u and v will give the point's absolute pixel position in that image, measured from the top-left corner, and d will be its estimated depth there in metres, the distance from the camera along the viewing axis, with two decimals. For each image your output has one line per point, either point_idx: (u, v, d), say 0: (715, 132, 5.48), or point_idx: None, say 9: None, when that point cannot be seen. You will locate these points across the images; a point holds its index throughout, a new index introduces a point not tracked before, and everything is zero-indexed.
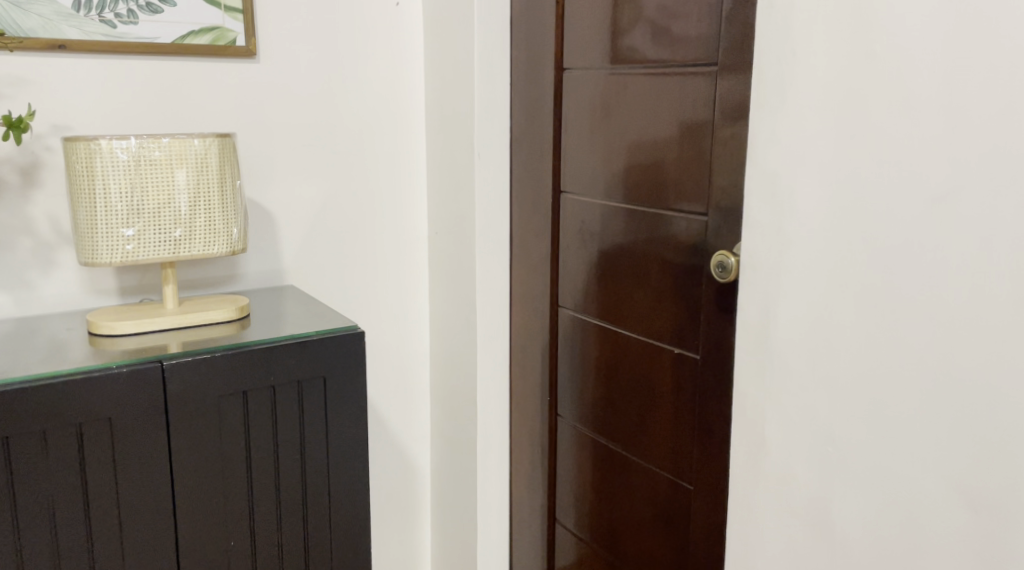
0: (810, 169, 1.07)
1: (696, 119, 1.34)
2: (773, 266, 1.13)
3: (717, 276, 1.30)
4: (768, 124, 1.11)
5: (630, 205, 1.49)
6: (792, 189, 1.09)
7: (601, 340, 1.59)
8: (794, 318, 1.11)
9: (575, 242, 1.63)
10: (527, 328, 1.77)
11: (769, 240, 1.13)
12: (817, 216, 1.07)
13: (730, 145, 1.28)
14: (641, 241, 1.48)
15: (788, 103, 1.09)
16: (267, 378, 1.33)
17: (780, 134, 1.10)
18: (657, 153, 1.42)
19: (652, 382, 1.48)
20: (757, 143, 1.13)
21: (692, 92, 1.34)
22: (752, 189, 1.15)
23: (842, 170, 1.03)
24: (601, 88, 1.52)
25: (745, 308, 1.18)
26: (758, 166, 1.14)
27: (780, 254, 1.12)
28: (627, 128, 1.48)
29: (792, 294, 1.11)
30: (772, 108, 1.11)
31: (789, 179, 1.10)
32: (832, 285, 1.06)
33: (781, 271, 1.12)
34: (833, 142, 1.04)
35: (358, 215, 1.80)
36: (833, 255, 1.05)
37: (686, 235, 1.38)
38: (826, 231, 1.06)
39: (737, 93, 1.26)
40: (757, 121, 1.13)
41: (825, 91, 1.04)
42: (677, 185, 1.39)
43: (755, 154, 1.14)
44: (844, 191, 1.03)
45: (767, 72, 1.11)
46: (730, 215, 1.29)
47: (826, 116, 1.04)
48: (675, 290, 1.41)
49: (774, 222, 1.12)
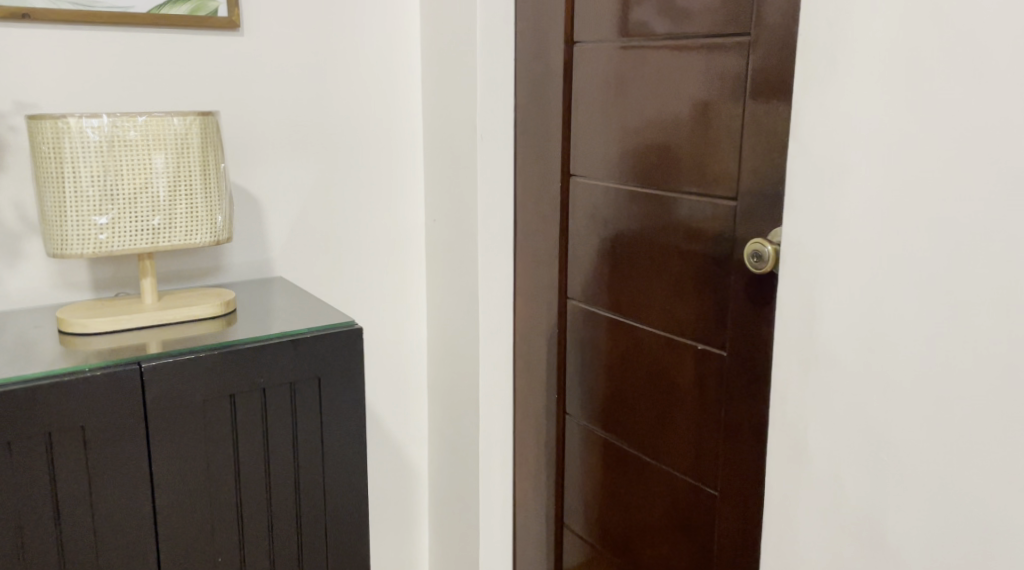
0: (864, 147, 0.96)
1: (724, 96, 1.23)
2: (821, 255, 1.03)
3: (757, 263, 1.14)
4: (816, 98, 1.01)
5: (647, 190, 1.39)
6: (843, 168, 0.99)
7: (613, 334, 1.49)
8: (843, 313, 1.01)
9: (586, 228, 1.52)
10: (532, 321, 1.66)
11: (816, 227, 1.03)
12: (872, 200, 0.96)
13: (763, 124, 1.17)
14: (659, 229, 1.37)
15: (838, 75, 0.98)
16: (257, 380, 1.22)
17: (830, 108, 0.99)
18: (678, 132, 1.31)
19: (671, 381, 1.38)
20: (802, 120, 1.03)
21: (719, 66, 1.23)
22: (795, 172, 1.04)
23: (903, 150, 0.92)
24: (615, 63, 1.41)
25: (785, 300, 1.08)
26: (802, 146, 1.03)
27: (827, 241, 1.02)
28: (644, 107, 1.37)
29: (840, 287, 1.01)
30: (820, 79, 1.00)
31: (838, 159, 0.99)
32: (889, 275, 0.95)
33: (829, 261, 1.02)
34: (892, 118, 0.93)
35: (351, 201, 1.68)
36: (891, 242, 0.95)
37: (710, 222, 1.28)
38: (884, 216, 0.95)
39: (771, 67, 1.15)
40: (801, 96, 1.03)
41: (883, 60, 0.93)
42: (701, 168, 1.28)
43: (798, 132, 1.03)
44: (905, 173, 0.92)
45: (814, 40, 1.00)
46: (762, 200, 1.19)
47: (884, 89, 0.93)
48: (698, 281, 1.31)
49: (820, 206, 1.02)
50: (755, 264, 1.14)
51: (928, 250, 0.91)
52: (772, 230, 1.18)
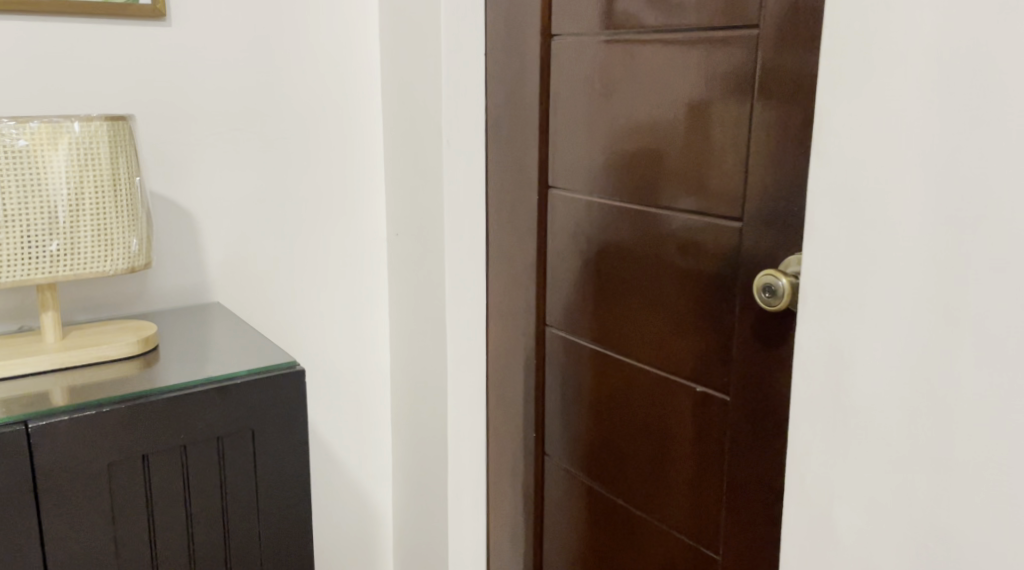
0: (908, 165, 0.78)
1: (727, 98, 1.05)
2: (851, 295, 0.84)
3: (770, 299, 0.95)
4: (845, 102, 0.83)
5: (636, 206, 1.20)
6: (880, 190, 0.80)
7: (598, 369, 1.30)
8: (880, 365, 0.83)
9: (568, 248, 1.33)
10: (507, 349, 1.47)
11: (845, 259, 0.84)
12: (918, 229, 0.78)
13: (776, 133, 0.99)
14: (650, 252, 1.19)
15: (874, 74, 0.80)
16: (175, 435, 1.03)
17: (864, 116, 0.81)
18: (674, 140, 1.13)
19: (667, 427, 1.20)
20: (828, 130, 0.84)
21: (722, 63, 1.05)
22: (818, 192, 0.86)
23: (960, 171, 0.74)
24: (600, 59, 1.22)
25: (804, 347, 0.89)
26: (828, 162, 0.85)
27: (860, 277, 0.83)
28: (632, 110, 1.18)
29: (875, 334, 0.83)
30: (851, 80, 0.82)
31: (874, 178, 0.81)
32: (938, 323, 0.77)
33: (861, 302, 0.83)
34: (946, 130, 0.75)
35: (302, 214, 1.49)
36: (944, 283, 0.76)
37: (711, 247, 1.10)
38: (934, 250, 0.77)
39: (785, 64, 0.97)
40: (824, 99, 0.84)
41: (934, 56, 0.75)
42: (700, 182, 1.10)
43: (821, 144, 0.85)
44: (963, 199, 0.74)
45: (843, 31, 0.82)
46: (776, 222, 1.01)
47: (934, 92, 0.75)
48: (697, 314, 1.13)
49: (850, 235, 0.83)
50: (769, 300, 0.95)
51: (993, 294, 0.73)
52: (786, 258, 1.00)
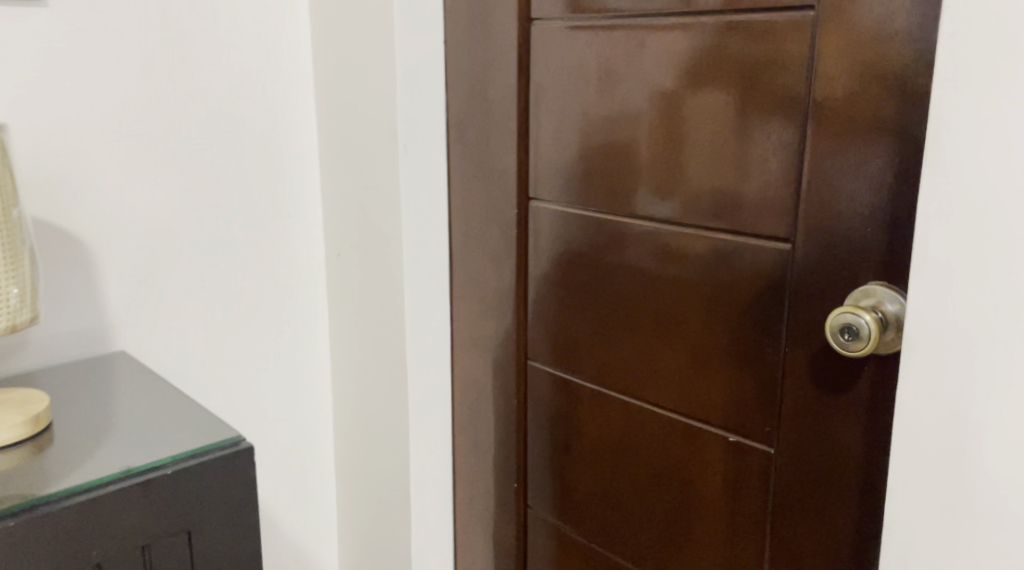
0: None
1: (774, 92, 0.87)
2: (983, 347, 0.66)
3: (854, 342, 0.79)
4: (974, 104, 0.64)
5: (644, 224, 1.01)
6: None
7: (598, 412, 1.10)
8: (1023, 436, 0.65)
9: (557, 271, 1.11)
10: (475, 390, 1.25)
11: (973, 301, 0.66)
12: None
13: (844, 138, 0.82)
14: (662, 275, 1.00)
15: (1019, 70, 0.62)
16: (84, 551, 0.77)
17: (1004, 122, 0.63)
18: (696, 146, 0.95)
19: (687, 480, 1.02)
20: (952, 138, 0.66)
21: (765, 54, 0.88)
22: (930, 215, 0.68)
23: None
24: (598, 45, 1.02)
25: (908, 407, 0.72)
26: (951, 177, 0.66)
27: (996, 326, 0.65)
28: (639, 110, 0.99)
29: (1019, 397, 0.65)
30: (986, 74, 0.64)
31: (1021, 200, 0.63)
32: None
33: (996, 356, 0.66)
34: None
35: (223, 234, 1.23)
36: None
37: (747, 272, 0.92)
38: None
39: (857, 53, 0.80)
40: (939, 100, 0.66)
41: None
42: (735, 195, 0.92)
43: (936, 155, 0.67)
44: None
45: (970, 12, 0.64)
46: (842, 243, 0.84)
47: None
48: (731, 351, 0.95)
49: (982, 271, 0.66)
50: (853, 342, 0.79)
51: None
52: (851, 294, 0.83)
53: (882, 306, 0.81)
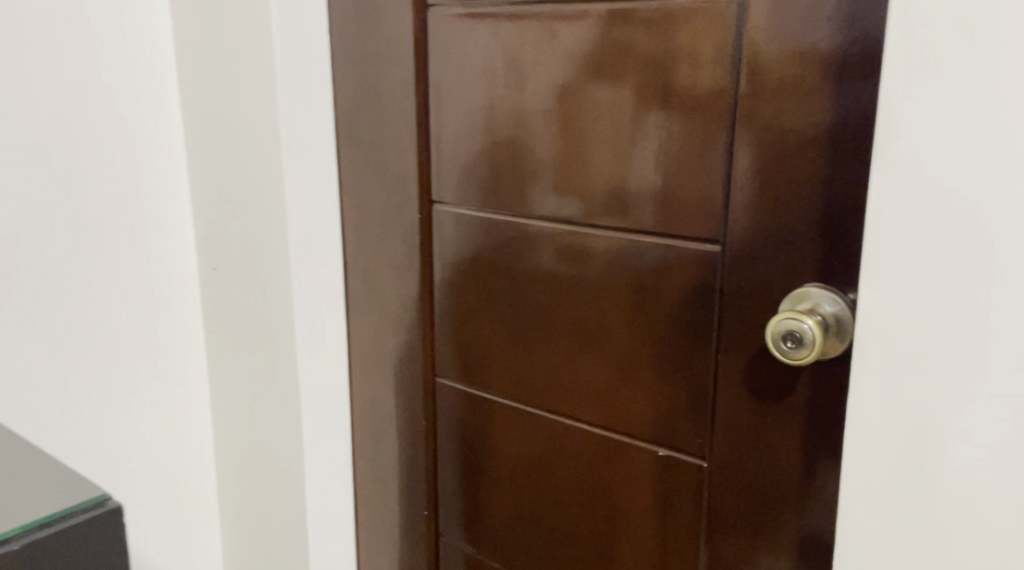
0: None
1: (698, 85, 0.82)
2: (943, 349, 0.64)
3: (793, 351, 0.75)
4: (930, 98, 0.62)
5: (556, 226, 0.94)
6: (987, 212, 0.61)
7: (513, 430, 1.02)
8: (984, 437, 0.64)
9: (464, 280, 1.03)
10: (375, 413, 1.14)
11: (930, 303, 0.64)
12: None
13: (774, 134, 0.78)
14: (582, 281, 0.93)
15: (976, 61, 0.59)
16: None
17: (962, 115, 0.61)
18: (614, 143, 0.88)
19: (613, 497, 0.95)
20: (899, 139, 0.63)
21: (685, 47, 0.82)
22: (884, 215, 0.65)
23: None
24: (502, 35, 0.93)
25: (862, 415, 0.69)
26: (901, 178, 0.64)
27: (956, 328, 0.63)
28: (547, 105, 0.92)
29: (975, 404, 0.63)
30: (936, 73, 0.61)
31: (980, 197, 0.61)
32: None
33: (956, 358, 0.64)
34: None
35: (72, 250, 1.08)
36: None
37: (674, 276, 0.87)
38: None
39: (787, 45, 0.76)
40: (892, 93, 0.63)
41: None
42: (659, 194, 0.86)
43: (889, 153, 0.64)
44: None
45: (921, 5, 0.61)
46: (775, 243, 0.80)
47: None
48: (659, 360, 0.89)
49: (939, 271, 0.63)
50: (793, 352, 0.75)
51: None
52: (787, 297, 0.79)
53: (820, 309, 0.77)
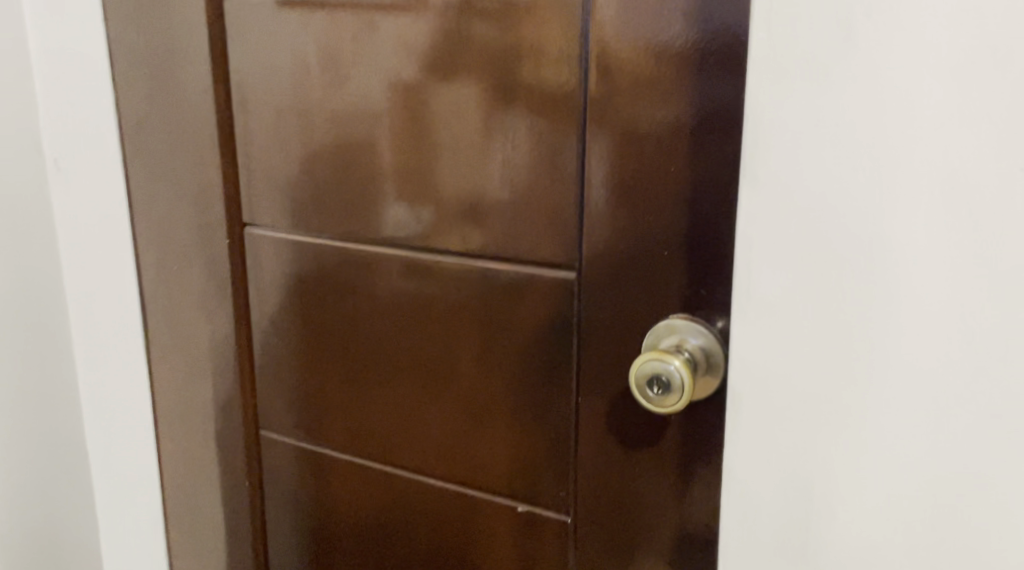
0: (924, 206, 0.51)
1: (541, 92, 0.71)
2: (829, 396, 0.56)
3: (660, 399, 0.65)
4: (808, 108, 0.53)
5: (393, 252, 0.81)
6: (865, 238, 0.53)
7: (354, 487, 0.89)
8: (874, 495, 0.56)
9: (286, 316, 0.88)
10: (188, 476, 0.97)
11: (813, 343, 0.56)
12: (941, 301, 0.52)
13: (632, 144, 0.68)
14: (426, 314, 0.81)
15: (860, 66, 0.51)
16: None
17: (844, 129, 0.52)
18: (454, 154, 0.76)
19: (468, 559, 0.84)
20: (763, 156, 0.55)
21: (527, 42, 0.71)
22: (759, 243, 0.56)
23: (979, 218, 0.50)
24: (316, 31, 0.79)
25: (741, 470, 0.60)
26: (765, 202, 0.55)
27: (839, 370, 0.55)
28: (371, 113, 0.79)
29: (849, 453, 0.56)
30: (800, 82, 0.53)
31: (865, 224, 0.53)
32: (948, 435, 0.53)
33: (843, 407, 0.56)
34: (957, 156, 0.50)
35: None
36: (990, 380, 0.51)
37: (527, 308, 0.75)
38: (970, 331, 0.51)
39: (639, 47, 0.66)
40: (767, 101, 0.54)
41: (972, 40, 0.49)
42: (506, 213, 0.75)
43: (764, 171, 0.55)
44: (983, 257, 0.50)
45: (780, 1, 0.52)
46: (632, 274, 0.70)
47: (933, 102, 0.50)
48: (513, 404, 0.78)
49: (822, 308, 0.55)
50: (659, 399, 0.65)
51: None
52: (650, 333, 0.69)
53: (686, 344, 0.67)
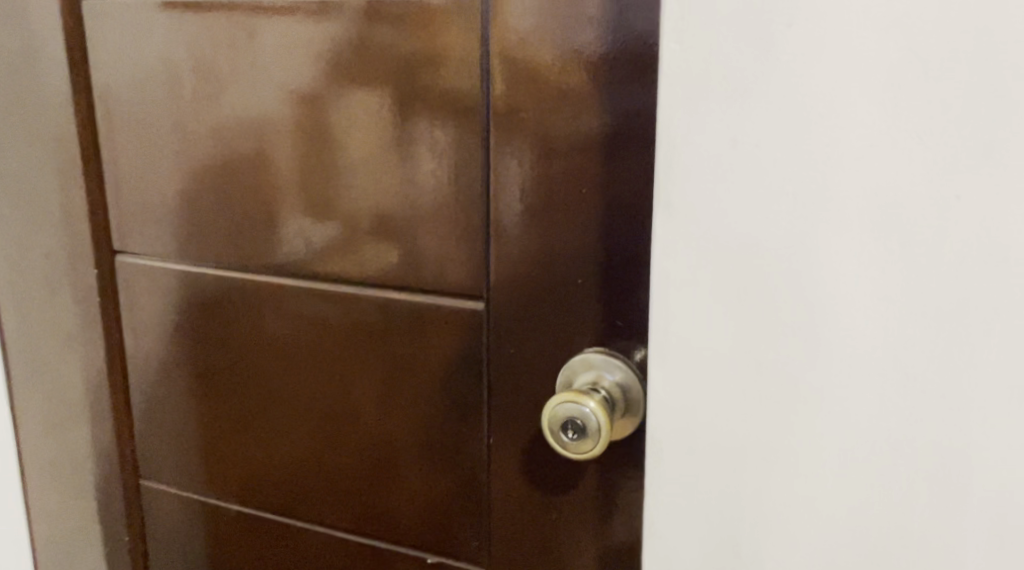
0: (853, 238, 0.47)
1: (440, 111, 0.66)
2: (756, 444, 0.51)
3: (579, 443, 0.59)
4: (727, 129, 0.48)
5: (284, 283, 0.74)
6: (786, 273, 0.48)
7: (247, 537, 0.82)
8: (803, 551, 0.51)
9: (169, 352, 0.80)
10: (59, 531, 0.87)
11: (736, 387, 0.51)
12: (867, 341, 0.47)
13: (538, 167, 0.63)
14: (321, 350, 0.74)
15: (780, 83, 0.46)
16: None
17: (765, 152, 0.47)
18: (352, 173, 0.70)
19: None
20: (675, 182, 0.50)
21: (426, 49, 0.65)
22: (673, 277, 0.51)
23: (908, 250, 0.46)
24: (192, 42, 0.71)
25: (664, 527, 0.54)
26: (679, 232, 0.50)
27: (762, 417, 0.50)
28: (257, 132, 0.72)
29: (773, 506, 0.52)
30: (715, 101, 0.48)
31: (790, 257, 0.48)
32: (877, 487, 0.49)
33: (769, 456, 0.51)
34: (885, 183, 0.45)
35: None
36: (926, 427, 0.47)
37: (432, 343, 0.70)
38: (903, 374, 0.47)
39: (543, 64, 0.61)
40: (680, 122, 0.49)
41: (901, 56, 0.44)
42: (409, 237, 0.69)
43: (679, 199, 0.50)
44: (912, 294, 0.46)
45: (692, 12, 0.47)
46: (543, 305, 0.65)
47: (857, 124, 0.45)
48: (416, 447, 0.72)
49: (744, 349, 0.50)
50: (578, 443, 0.59)
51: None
52: (564, 369, 0.64)
53: (603, 381, 0.62)
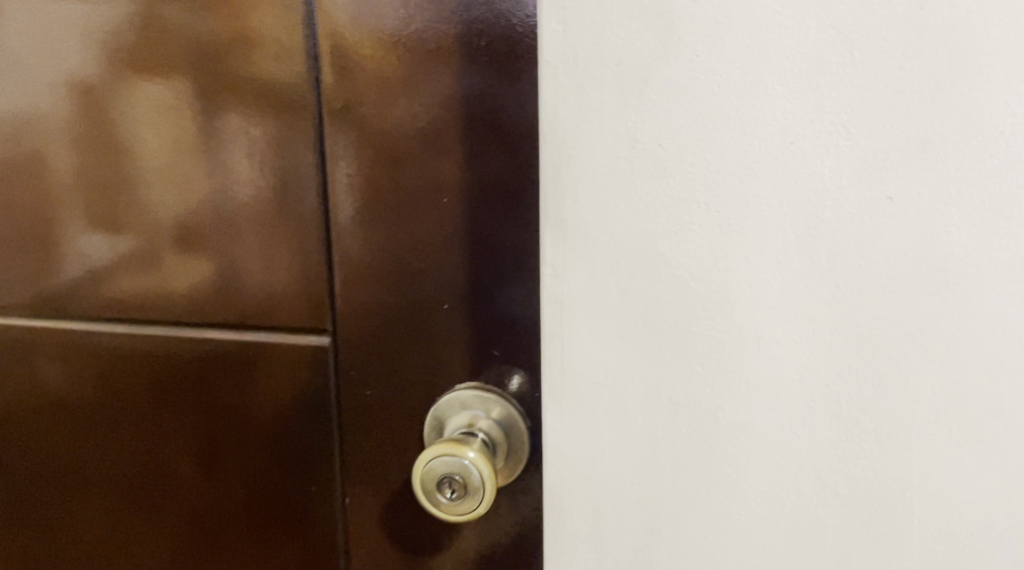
0: (775, 247, 0.40)
1: (247, 110, 0.54)
2: (671, 495, 0.43)
3: (455, 503, 0.49)
4: (623, 125, 0.40)
5: (63, 325, 0.60)
6: (699, 293, 0.41)
7: None
8: None
9: None
10: None
11: (645, 429, 0.43)
12: (793, 366, 0.41)
13: (373, 172, 0.52)
14: (116, 405, 0.60)
15: (684, 68, 0.39)
16: None
17: (670, 151, 0.39)
18: (142, 187, 0.57)
19: None
20: (566, 189, 0.41)
21: (232, 32, 0.53)
22: (568, 303, 0.42)
23: (837, 260, 0.39)
24: None
25: None
26: (571, 249, 0.41)
27: (677, 461, 0.43)
28: (15, 139, 0.58)
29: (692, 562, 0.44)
30: (606, 91, 0.39)
31: (703, 273, 0.40)
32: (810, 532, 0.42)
33: (688, 506, 0.43)
34: (808, 184, 0.39)
35: None
36: (862, 460, 0.41)
37: (263, 392, 0.58)
38: (836, 405, 0.40)
39: (370, 50, 0.51)
40: (567, 119, 0.40)
41: (822, 33, 0.37)
42: (222, 262, 0.56)
43: (571, 209, 0.41)
44: (843, 311, 0.40)
45: None
46: (392, 335, 0.55)
47: (773, 115, 0.38)
48: (244, 512, 0.60)
49: (653, 383, 0.42)
50: (453, 504, 0.49)
51: (967, 474, 0.40)
52: (433, 416, 0.55)
53: (478, 425, 0.53)
